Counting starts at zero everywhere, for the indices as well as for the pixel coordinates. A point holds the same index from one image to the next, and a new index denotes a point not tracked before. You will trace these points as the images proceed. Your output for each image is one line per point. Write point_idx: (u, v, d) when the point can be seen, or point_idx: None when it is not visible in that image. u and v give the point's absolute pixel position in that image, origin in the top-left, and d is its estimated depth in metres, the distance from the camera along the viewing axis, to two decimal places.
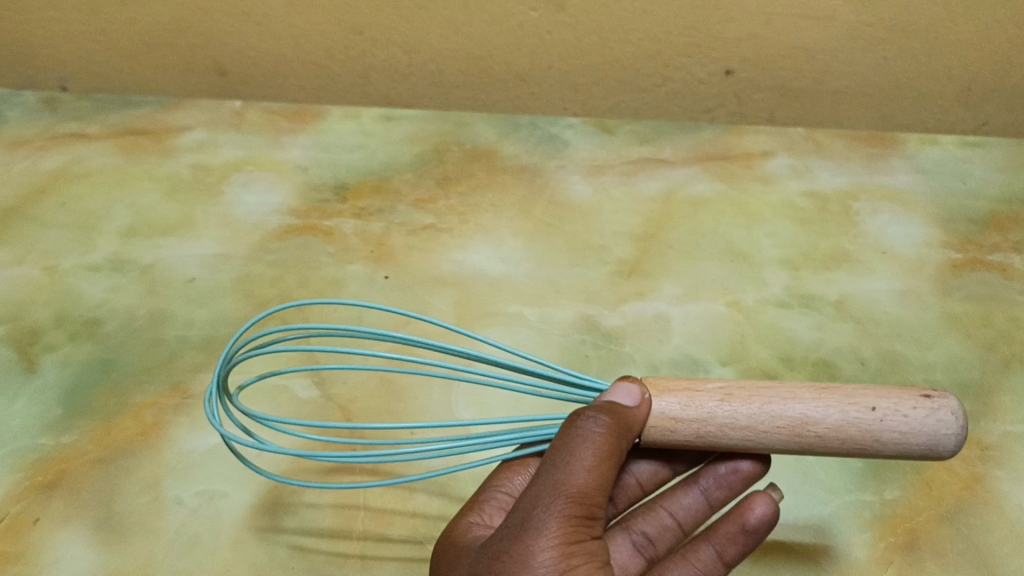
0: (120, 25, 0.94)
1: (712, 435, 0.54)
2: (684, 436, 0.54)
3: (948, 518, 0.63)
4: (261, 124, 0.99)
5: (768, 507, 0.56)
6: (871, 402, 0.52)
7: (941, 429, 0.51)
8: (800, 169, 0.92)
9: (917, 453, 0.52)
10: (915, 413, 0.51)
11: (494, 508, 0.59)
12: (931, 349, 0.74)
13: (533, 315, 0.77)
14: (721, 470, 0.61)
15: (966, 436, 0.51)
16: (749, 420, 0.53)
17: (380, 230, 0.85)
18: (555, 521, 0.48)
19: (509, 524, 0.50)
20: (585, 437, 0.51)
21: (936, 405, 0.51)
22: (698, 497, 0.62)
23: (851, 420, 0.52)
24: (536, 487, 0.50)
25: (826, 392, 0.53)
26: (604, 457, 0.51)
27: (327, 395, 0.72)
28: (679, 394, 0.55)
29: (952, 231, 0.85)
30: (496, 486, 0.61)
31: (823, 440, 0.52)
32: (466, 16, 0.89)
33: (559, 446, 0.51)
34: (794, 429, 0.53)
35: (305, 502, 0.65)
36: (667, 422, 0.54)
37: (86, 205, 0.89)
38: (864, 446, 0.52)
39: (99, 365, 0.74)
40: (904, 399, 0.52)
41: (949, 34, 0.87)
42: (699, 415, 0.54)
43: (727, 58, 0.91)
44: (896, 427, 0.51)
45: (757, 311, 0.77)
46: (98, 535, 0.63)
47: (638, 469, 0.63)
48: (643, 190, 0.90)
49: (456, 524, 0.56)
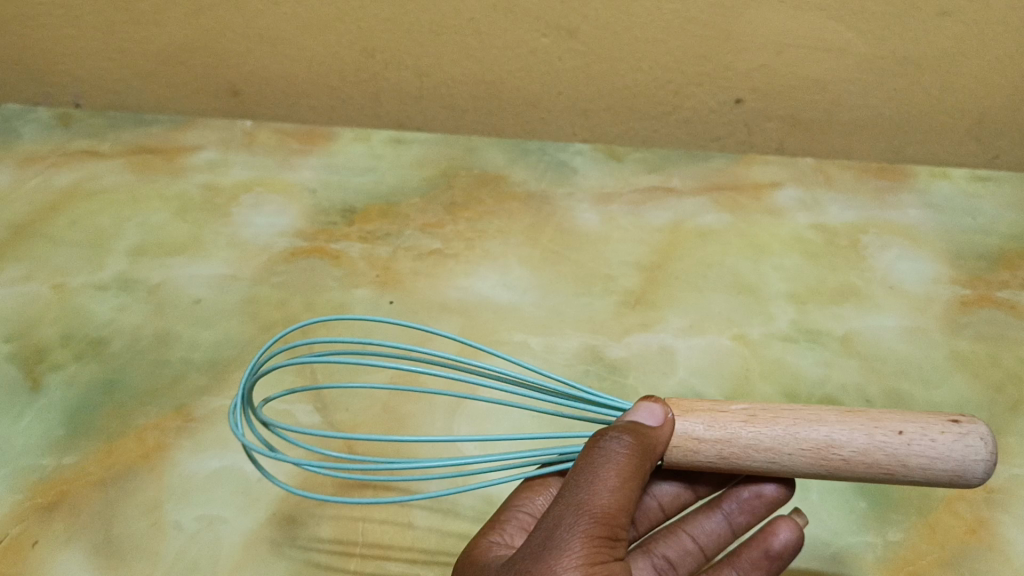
0: (136, 44, 0.94)
1: (735, 457, 0.53)
2: (707, 457, 0.54)
3: (952, 562, 0.62)
4: (272, 146, 0.99)
5: (793, 533, 0.57)
6: (898, 426, 0.52)
7: (970, 455, 0.50)
8: (809, 201, 0.92)
9: (944, 479, 0.51)
10: (943, 438, 0.51)
11: (516, 528, 0.59)
12: (938, 389, 0.73)
13: (538, 344, 0.76)
14: (745, 495, 0.62)
15: (995, 463, 0.50)
16: (773, 442, 0.53)
17: (387, 254, 0.85)
18: (578, 541, 0.48)
19: (530, 544, 0.49)
20: (609, 457, 0.51)
21: (965, 430, 0.51)
22: (720, 522, 0.63)
23: (877, 444, 0.51)
24: (558, 507, 0.50)
25: (851, 416, 0.53)
26: (626, 478, 0.51)
27: (330, 421, 0.71)
28: (703, 414, 0.55)
29: (960, 267, 0.84)
30: (517, 505, 0.60)
31: (848, 464, 0.52)
32: (477, 41, 0.89)
33: (582, 466, 0.51)
34: (819, 452, 0.52)
35: (307, 531, 0.65)
36: (690, 442, 0.54)
37: (96, 223, 0.90)
38: (890, 471, 0.52)
39: (104, 386, 0.74)
40: (931, 424, 0.52)
41: (962, 68, 0.86)
42: (722, 436, 0.53)
43: (738, 88, 0.91)
44: (923, 452, 0.51)
45: (763, 345, 0.76)
46: (97, 559, 0.63)
47: (660, 491, 0.63)
48: (651, 221, 0.89)
49: (477, 543, 0.56)
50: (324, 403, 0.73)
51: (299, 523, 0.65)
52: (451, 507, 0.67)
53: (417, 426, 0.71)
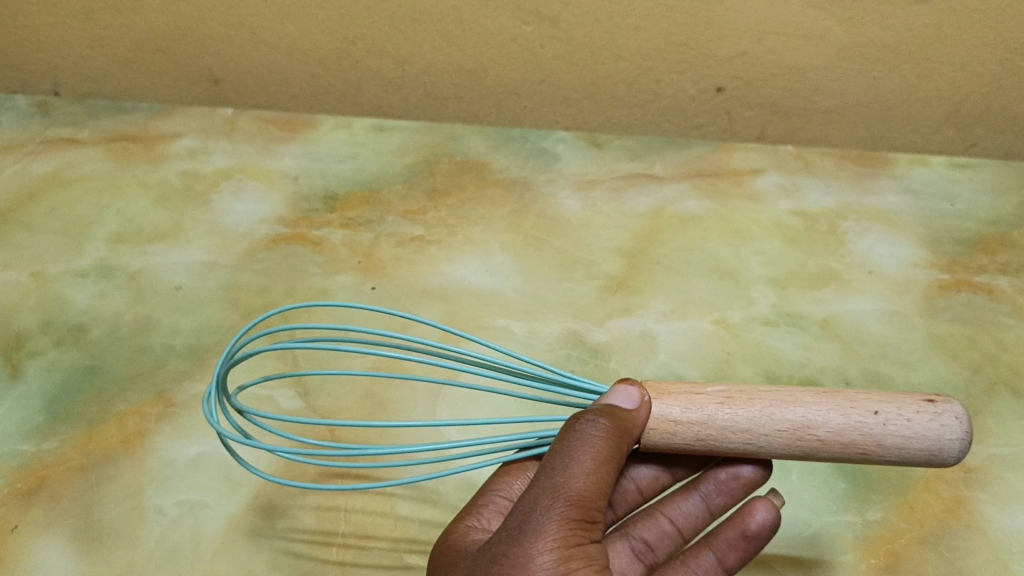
0: (115, 31, 0.93)
1: (712, 439, 0.54)
2: (684, 439, 0.54)
3: (931, 539, 0.63)
4: (252, 133, 0.99)
5: (770, 514, 0.57)
6: (874, 406, 0.52)
7: (945, 434, 0.51)
8: (789, 187, 0.93)
9: (920, 459, 0.51)
10: (918, 417, 0.51)
11: (494, 512, 0.58)
12: (916, 370, 0.74)
13: (520, 329, 0.77)
14: (722, 477, 0.61)
15: (970, 442, 0.51)
16: (749, 423, 0.53)
17: (368, 241, 0.85)
18: (554, 525, 0.48)
19: (506, 527, 0.49)
20: (585, 440, 0.51)
21: (940, 410, 0.51)
22: (698, 503, 0.63)
23: (853, 424, 0.52)
24: (534, 490, 0.50)
25: (827, 396, 0.53)
26: (602, 461, 0.51)
27: (311, 405, 0.71)
28: (679, 397, 0.55)
29: (939, 252, 0.85)
30: (494, 490, 0.60)
31: (824, 444, 0.52)
32: (459, 29, 0.89)
33: (557, 450, 0.51)
34: (795, 433, 0.52)
35: (290, 513, 0.65)
36: (667, 424, 0.54)
37: (75, 211, 0.89)
38: (866, 451, 0.52)
39: (84, 372, 0.74)
40: (906, 404, 0.52)
41: (940, 56, 0.87)
42: (699, 418, 0.54)
43: (719, 75, 0.91)
44: (899, 431, 0.51)
45: (743, 329, 0.77)
46: (77, 543, 0.62)
47: (638, 474, 0.63)
48: (633, 207, 0.90)
49: (453, 528, 0.55)
50: (305, 388, 0.73)
51: (284, 507, 0.65)
52: (432, 492, 0.67)
53: (398, 412, 0.71)
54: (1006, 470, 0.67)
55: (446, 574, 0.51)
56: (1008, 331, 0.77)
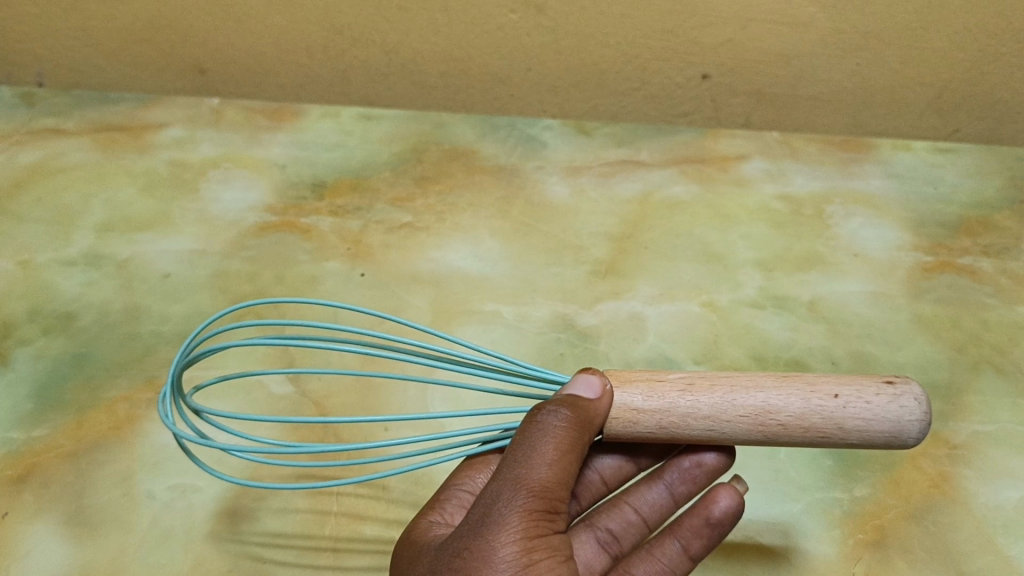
0: (99, 22, 0.93)
1: (674, 426, 0.52)
2: (647, 427, 0.53)
3: (916, 515, 0.64)
4: (239, 122, 0.99)
5: (733, 500, 0.57)
6: (834, 389, 0.51)
7: (905, 415, 0.50)
8: (775, 172, 0.94)
9: (882, 441, 0.51)
10: (878, 399, 0.50)
11: (455, 506, 0.58)
12: (901, 350, 0.75)
13: (509, 314, 0.77)
14: (685, 464, 0.61)
15: (930, 423, 0.50)
16: (711, 409, 0.52)
17: (357, 227, 0.86)
18: (516, 516, 0.48)
19: (468, 521, 0.49)
20: (546, 431, 0.50)
21: (899, 391, 0.50)
22: (662, 492, 0.63)
23: (813, 408, 0.51)
24: (496, 482, 0.49)
25: (787, 380, 0.52)
26: (564, 451, 0.50)
27: (301, 391, 0.71)
28: (640, 385, 0.54)
29: (923, 234, 0.86)
30: (457, 484, 0.60)
31: (786, 429, 0.51)
32: (445, 17, 0.89)
33: (519, 441, 0.51)
34: (757, 418, 0.51)
35: (278, 500, 0.65)
36: (629, 413, 0.53)
37: (62, 200, 0.89)
38: (827, 434, 0.51)
39: (73, 360, 0.73)
40: (866, 386, 0.51)
41: (923, 42, 0.87)
42: (661, 406, 0.52)
43: (705, 63, 0.91)
44: (859, 414, 0.50)
45: (730, 311, 0.78)
46: (68, 529, 0.62)
47: (601, 465, 0.62)
48: (620, 192, 0.90)
49: (417, 523, 0.55)
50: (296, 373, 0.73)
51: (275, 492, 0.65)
52: (424, 476, 0.67)
53: (388, 398, 0.71)
54: (989, 446, 0.68)
55: (409, 569, 0.51)
56: (991, 311, 0.79)
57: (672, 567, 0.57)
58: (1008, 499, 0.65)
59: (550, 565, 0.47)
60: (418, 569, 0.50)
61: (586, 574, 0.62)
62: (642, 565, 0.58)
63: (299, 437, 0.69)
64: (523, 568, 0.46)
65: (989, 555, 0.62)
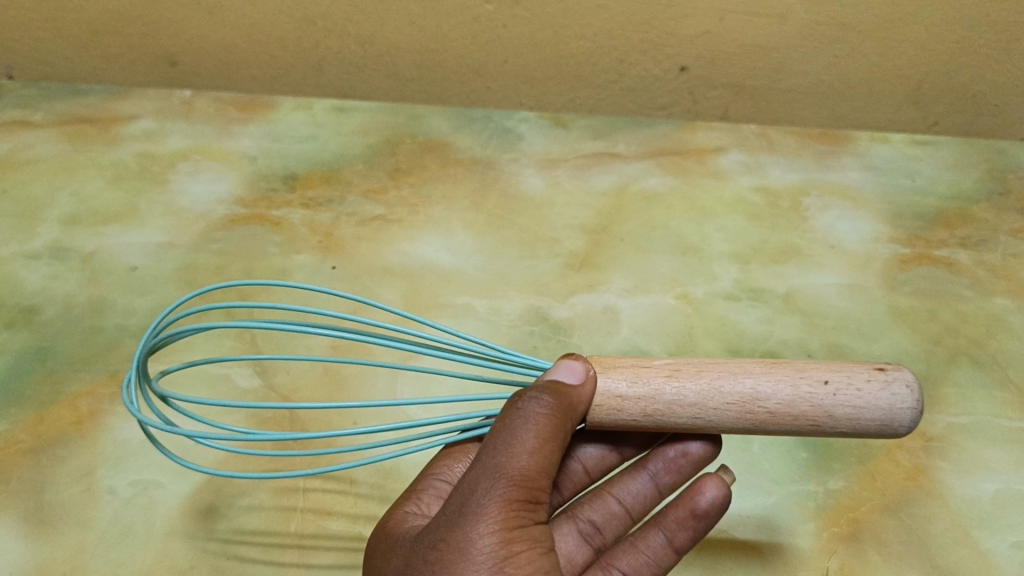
0: (68, 13, 0.91)
1: (660, 413, 0.51)
2: (631, 414, 0.52)
3: (892, 507, 0.63)
4: (210, 114, 0.97)
5: (719, 491, 0.55)
6: (824, 375, 0.50)
7: (896, 403, 0.49)
8: (752, 165, 0.93)
9: (872, 429, 0.50)
10: (869, 387, 0.49)
11: (432, 497, 0.56)
12: (877, 342, 0.74)
13: (482, 306, 0.76)
14: (670, 454, 0.60)
15: (922, 411, 0.49)
16: (697, 396, 0.51)
17: (328, 220, 0.84)
18: (494, 506, 0.46)
19: (446, 512, 0.47)
20: (527, 418, 0.49)
21: (890, 378, 0.50)
22: (646, 483, 0.62)
23: (803, 395, 0.50)
24: (475, 471, 0.48)
25: (776, 367, 0.51)
26: (546, 439, 0.49)
27: (268, 383, 0.70)
28: (626, 371, 0.52)
29: (900, 227, 0.86)
30: (434, 474, 0.58)
31: (774, 416, 0.50)
32: (420, 8, 0.87)
33: (500, 429, 0.49)
34: (745, 406, 0.50)
35: (244, 500, 0.63)
36: (613, 400, 0.52)
37: (28, 192, 0.87)
38: (816, 422, 0.50)
39: (34, 354, 0.72)
40: (856, 372, 0.50)
41: (901, 34, 0.87)
42: (646, 392, 0.51)
43: (682, 55, 0.90)
44: (850, 402, 0.49)
45: (705, 303, 0.77)
46: (26, 525, 0.61)
47: (585, 455, 0.61)
48: (596, 184, 0.89)
49: (391, 515, 0.54)
50: (263, 366, 0.71)
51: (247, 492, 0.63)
52: (392, 469, 0.66)
53: (357, 388, 0.70)
54: (966, 438, 0.67)
55: (384, 562, 0.50)
56: (967, 303, 0.78)
57: (656, 561, 0.56)
58: (983, 492, 0.64)
59: (530, 557, 0.46)
60: (393, 563, 0.49)
61: (567, 567, 0.60)
62: (625, 558, 0.57)
63: (268, 426, 0.67)
64: (500, 561, 0.45)
65: (963, 548, 0.61)
